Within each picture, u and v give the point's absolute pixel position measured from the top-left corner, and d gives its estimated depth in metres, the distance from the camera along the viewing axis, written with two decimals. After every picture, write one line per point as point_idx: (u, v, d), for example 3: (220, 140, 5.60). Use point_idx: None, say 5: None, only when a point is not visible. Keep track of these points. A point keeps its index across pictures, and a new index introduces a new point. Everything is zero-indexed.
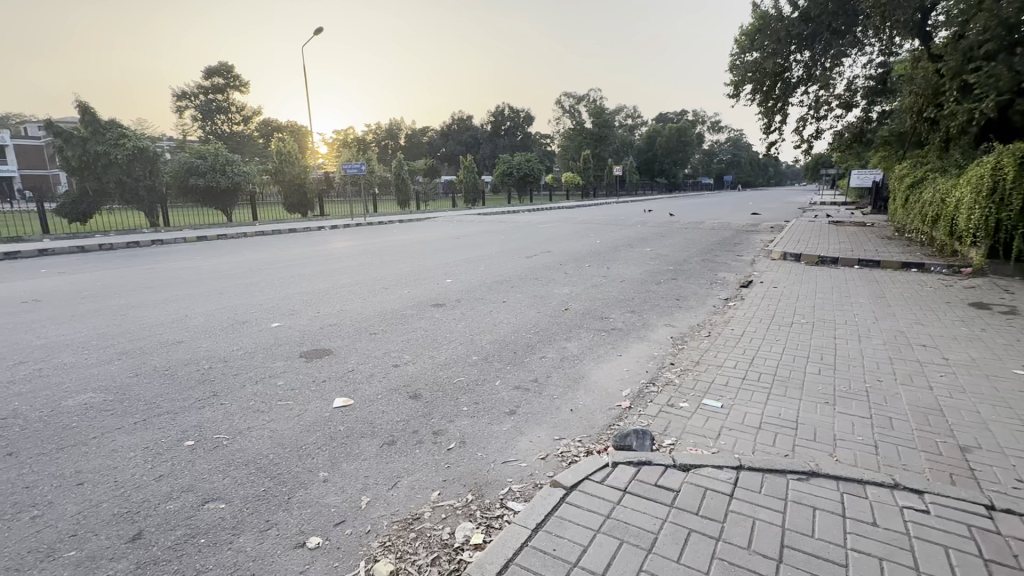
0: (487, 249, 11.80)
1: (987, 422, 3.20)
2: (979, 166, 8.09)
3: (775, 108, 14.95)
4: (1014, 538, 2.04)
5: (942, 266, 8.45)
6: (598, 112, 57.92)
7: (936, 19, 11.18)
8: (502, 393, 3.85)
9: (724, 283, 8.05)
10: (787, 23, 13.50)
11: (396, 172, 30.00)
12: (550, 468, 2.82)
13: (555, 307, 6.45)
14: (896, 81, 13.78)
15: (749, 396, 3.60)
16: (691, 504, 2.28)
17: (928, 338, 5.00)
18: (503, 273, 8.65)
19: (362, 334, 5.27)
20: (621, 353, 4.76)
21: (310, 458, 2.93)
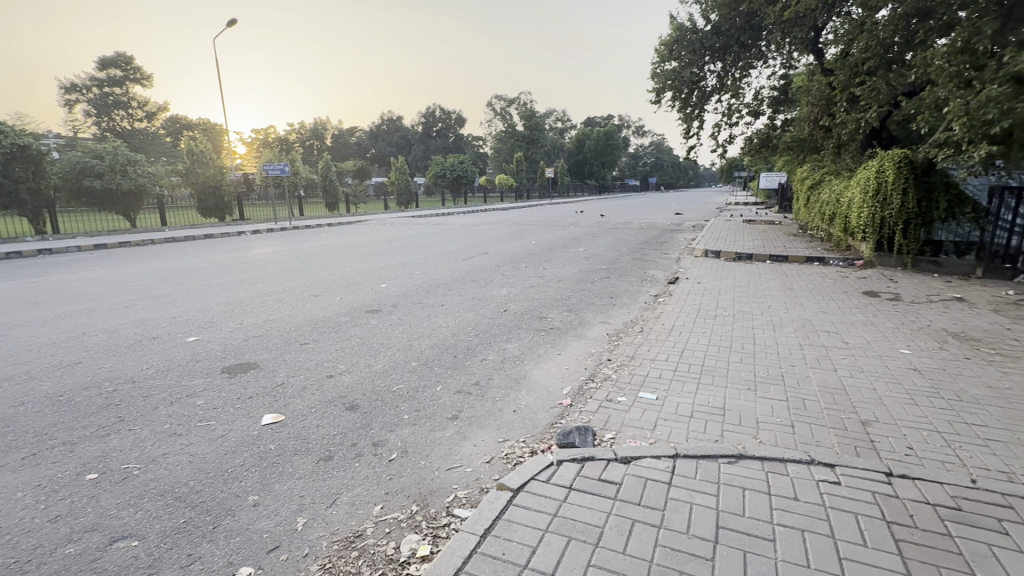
0: (422, 252, 11.57)
1: (882, 397, 3.58)
2: (866, 169, 9.03)
3: (693, 115, 15.84)
4: (909, 499, 2.30)
5: (839, 260, 9.40)
6: (530, 113, 58.81)
7: (827, 37, 12.35)
8: (443, 398, 3.79)
9: (654, 280, 8.44)
10: (701, 35, 14.44)
11: (324, 174, 28.79)
12: (495, 471, 2.80)
13: (494, 308, 6.45)
14: (795, 92, 15.09)
15: (681, 387, 3.80)
16: (633, 496, 2.35)
17: (830, 325, 5.54)
18: (441, 277, 8.53)
19: (292, 345, 4.98)
20: (560, 351, 4.85)
21: (238, 482, 2.71)
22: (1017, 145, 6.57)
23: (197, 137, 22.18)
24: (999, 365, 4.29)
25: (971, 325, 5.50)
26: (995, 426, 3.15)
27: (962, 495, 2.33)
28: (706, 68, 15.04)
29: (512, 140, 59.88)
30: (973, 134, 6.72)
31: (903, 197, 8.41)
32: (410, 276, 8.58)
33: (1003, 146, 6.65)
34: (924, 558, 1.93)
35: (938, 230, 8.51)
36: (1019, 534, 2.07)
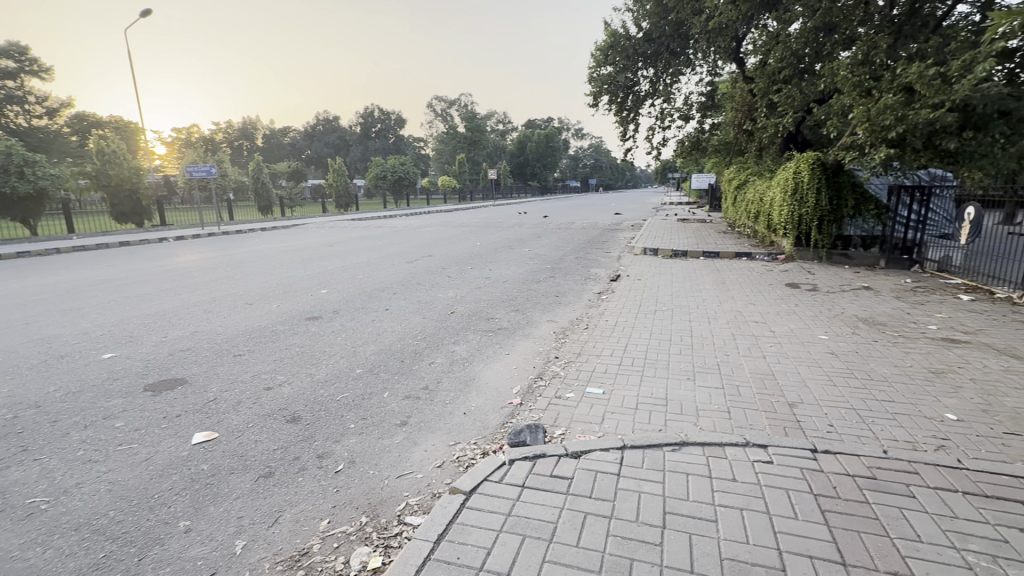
0: (365, 256, 11.23)
1: (806, 381, 3.87)
2: (785, 170, 9.74)
3: (629, 119, 16.42)
4: (832, 473, 2.50)
5: (765, 254, 10.07)
6: (470, 115, 58.83)
7: (747, 47, 13.20)
8: (391, 404, 3.70)
9: (597, 278, 8.67)
10: (634, 42, 15.03)
11: (255, 176, 27.32)
12: (447, 475, 2.77)
13: (440, 311, 6.38)
14: (721, 97, 16.02)
15: (626, 380, 3.93)
16: (584, 489, 2.40)
17: (759, 315, 5.93)
18: (384, 280, 8.32)
19: (225, 357, 4.68)
20: (509, 351, 4.88)
21: (167, 507, 2.50)
22: (910, 148, 7.32)
23: (107, 136, 20.34)
24: (901, 345, 4.76)
25: (877, 311, 6.08)
26: (901, 401, 3.49)
27: (876, 465, 2.57)
28: (639, 73, 15.65)
29: (454, 142, 59.56)
30: (874, 137, 7.40)
31: (817, 195, 9.13)
32: (352, 280, 8.32)
33: (898, 149, 7.37)
34: (848, 524, 2.10)
35: (848, 225, 9.34)
36: (924, 496, 2.30)
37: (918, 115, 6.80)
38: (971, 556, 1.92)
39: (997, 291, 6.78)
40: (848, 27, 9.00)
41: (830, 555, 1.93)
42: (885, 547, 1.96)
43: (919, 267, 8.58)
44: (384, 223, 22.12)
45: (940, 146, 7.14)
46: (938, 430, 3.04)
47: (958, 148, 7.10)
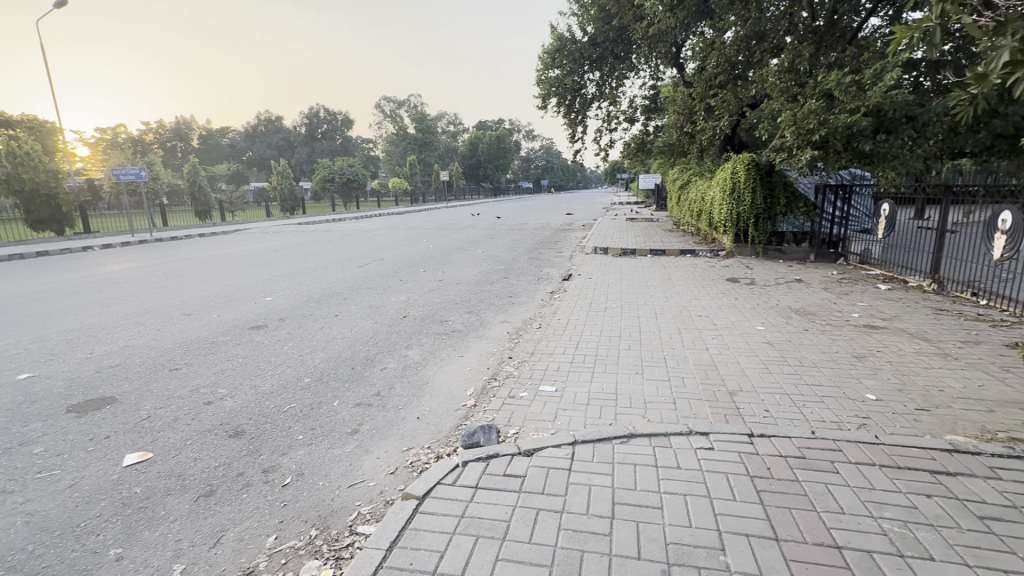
0: (312, 261, 10.87)
1: (745, 370, 4.10)
2: (724, 171, 10.26)
3: (577, 121, 16.73)
4: (766, 455, 2.66)
5: (707, 251, 10.55)
6: (420, 116, 58.13)
7: (686, 53, 13.78)
8: (341, 413, 3.61)
9: (549, 278, 8.79)
10: (580, 46, 15.36)
11: (191, 179, 25.80)
12: (401, 481, 2.74)
13: (392, 315, 6.28)
14: (663, 101, 16.64)
15: (577, 377, 4.02)
16: (537, 485, 2.44)
17: (702, 309, 6.21)
18: (334, 286, 8.10)
19: (160, 372, 4.41)
20: (463, 353, 4.87)
21: (95, 536, 2.33)
22: (832, 150, 7.86)
23: (18, 136, 18.62)
24: (829, 333, 5.13)
25: (807, 301, 6.52)
26: (828, 384, 3.77)
27: (805, 445, 2.76)
28: (586, 76, 16.00)
29: (404, 143, 58.62)
30: (800, 140, 7.88)
31: (753, 195, 9.67)
32: (298, 286, 8.04)
33: (822, 150, 7.91)
34: (780, 502, 2.25)
35: (781, 222, 9.96)
36: (846, 471, 2.50)
37: (838, 119, 7.32)
38: (886, 524, 2.10)
39: (910, 281, 7.45)
40: (776, 36, 9.57)
41: (765, 532, 2.06)
42: (812, 521, 2.12)
43: (844, 260, 9.30)
44: (333, 227, 21.44)
45: (858, 148, 7.74)
46: (860, 409, 3.30)
47: (873, 149, 7.74)
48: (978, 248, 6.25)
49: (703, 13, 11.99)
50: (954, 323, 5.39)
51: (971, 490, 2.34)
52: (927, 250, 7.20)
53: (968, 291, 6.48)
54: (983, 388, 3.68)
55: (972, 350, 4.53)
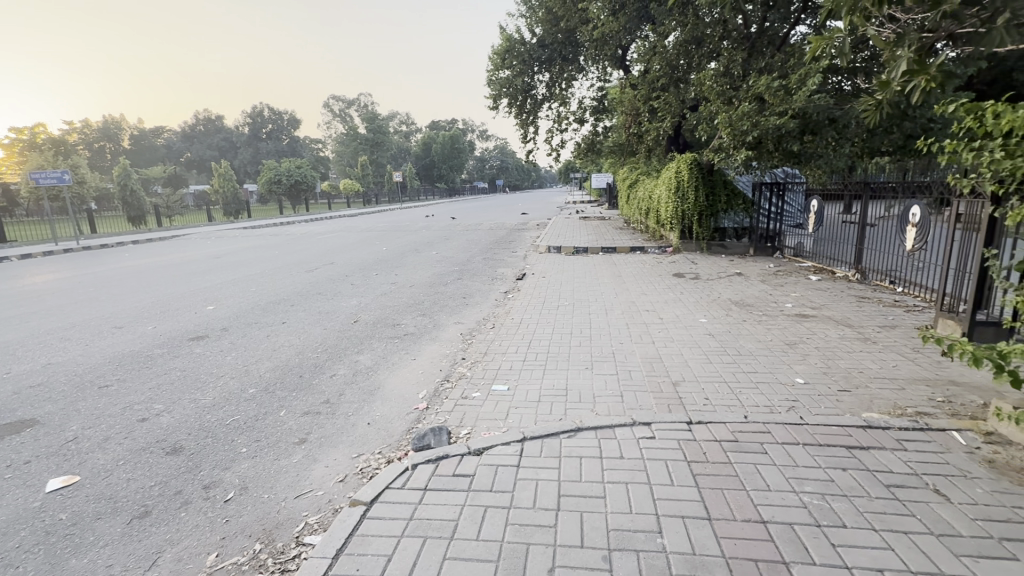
0: (258, 267, 10.45)
1: (688, 361, 4.30)
2: (668, 171, 10.66)
3: (529, 121, 16.82)
4: (703, 440, 2.82)
5: (656, 248, 10.94)
6: (370, 117, 57.08)
7: (631, 56, 14.21)
8: (288, 423, 3.52)
9: (503, 278, 8.84)
10: (529, 47, 15.51)
11: (121, 184, 24.15)
12: (350, 488, 2.71)
13: (343, 320, 6.15)
14: (610, 102, 17.06)
15: (529, 375, 4.08)
16: (485, 483, 2.48)
17: (650, 304, 6.44)
18: (281, 292, 7.83)
19: (88, 390, 4.13)
20: (415, 356, 4.84)
21: (13, 569, 2.18)
22: (764, 150, 8.35)
23: None
24: (764, 323, 5.45)
25: (747, 293, 6.89)
26: (762, 371, 4.01)
27: (738, 429, 2.93)
28: (536, 77, 16.15)
29: (355, 143, 57.31)
30: (735, 141, 8.30)
31: (696, 193, 10.10)
32: (243, 294, 7.72)
33: (755, 150, 8.37)
34: (713, 484, 2.39)
35: (723, 218, 10.45)
36: (773, 451, 2.68)
37: (769, 121, 7.80)
38: (806, 497, 2.28)
39: (838, 272, 8.01)
40: (712, 41, 9.97)
41: (699, 513, 2.19)
42: (742, 500, 2.27)
43: (780, 253, 9.90)
44: (281, 231, 20.65)
45: (787, 148, 8.28)
46: (790, 393, 3.54)
47: (801, 149, 8.28)
48: (894, 240, 6.80)
49: (645, 18, 12.39)
50: (874, 309, 5.86)
51: (881, 461, 2.57)
52: (851, 242, 7.79)
53: (886, 280, 7.03)
54: (896, 367, 4.04)
55: (889, 334, 4.95)
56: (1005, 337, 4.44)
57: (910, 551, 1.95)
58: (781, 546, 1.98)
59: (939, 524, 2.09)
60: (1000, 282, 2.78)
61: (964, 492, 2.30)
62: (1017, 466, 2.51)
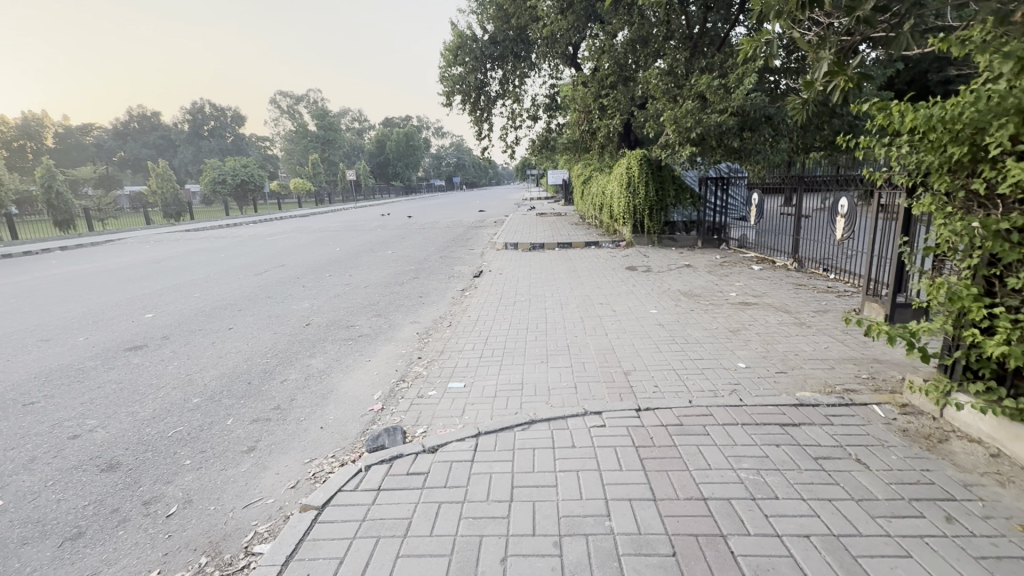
0: (201, 271, 9.95)
1: (639, 350, 4.45)
2: (620, 167, 10.94)
3: (483, 118, 16.76)
4: (651, 425, 2.94)
5: (610, 243, 11.19)
6: (320, 113, 55.40)
7: (581, 54, 14.44)
8: (235, 431, 3.39)
9: (460, 276, 8.81)
10: (481, 44, 15.47)
11: (44, 185, 22.31)
12: (302, 494, 2.66)
13: (294, 324, 5.96)
14: (563, 100, 17.26)
15: (485, 371, 4.11)
16: (439, 480, 2.50)
17: (603, 297, 6.60)
18: (227, 297, 7.50)
19: (11, 408, 3.84)
20: (370, 358, 4.76)
21: None
22: (707, 146, 8.70)
23: None
24: (710, 312, 5.70)
25: (695, 284, 7.18)
26: (707, 357, 4.21)
27: (683, 414, 3.07)
28: (488, 74, 16.11)
29: (305, 141, 55.47)
30: (680, 137, 8.59)
31: (646, 188, 10.42)
32: (185, 300, 7.34)
33: (699, 146, 8.72)
34: (659, 466, 2.51)
35: (673, 212, 10.80)
36: (714, 432, 2.83)
37: (711, 119, 8.18)
38: (742, 473, 2.42)
39: (777, 262, 8.47)
40: (658, 40, 10.35)
41: (646, 495, 2.29)
42: (685, 479, 2.38)
43: (726, 245, 10.37)
44: (226, 233, 19.72)
45: (728, 144, 8.68)
46: (732, 377, 3.74)
47: (741, 145, 8.68)
48: (826, 230, 7.25)
49: (593, 17, 12.61)
50: (810, 295, 6.24)
51: (810, 436, 2.77)
52: (789, 233, 8.25)
53: (821, 268, 7.49)
54: (828, 349, 4.33)
55: (822, 318, 5.29)
56: (920, 317, 4.84)
57: (834, 516, 2.11)
58: (720, 520, 2.10)
59: (859, 491, 2.27)
60: (913, 266, 3.01)
61: (882, 460, 2.51)
62: (926, 433, 2.77)
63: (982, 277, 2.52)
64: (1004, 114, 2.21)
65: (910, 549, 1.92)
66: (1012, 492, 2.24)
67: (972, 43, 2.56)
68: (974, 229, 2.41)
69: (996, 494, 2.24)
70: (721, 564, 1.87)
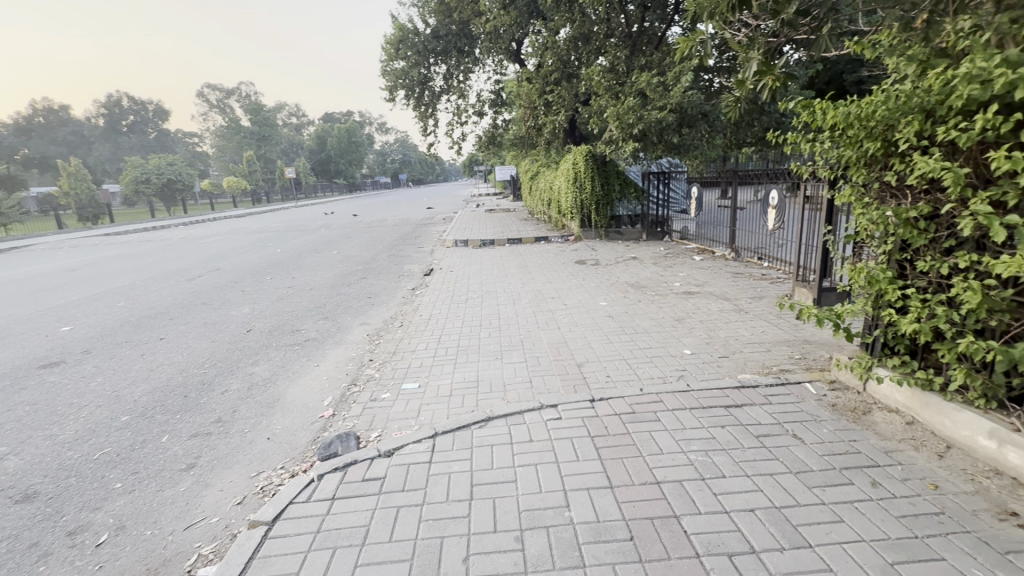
0: (126, 278, 9.20)
1: (592, 342, 4.54)
2: (567, 162, 11.10)
3: (428, 114, 16.47)
4: (605, 415, 3.01)
5: (559, 237, 11.35)
6: (254, 108, 52.53)
7: (525, 50, 14.50)
8: (172, 449, 3.17)
9: (410, 274, 8.65)
10: (423, 38, 15.17)
11: None
12: (250, 510, 2.52)
13: (234, 331, 5.64)
14: (508, 95, 17.27)
15: (440, 371, 4.06)
16: (397, 484, 2.45)
17: (555, 292, 6.69)
18: (157, 305, 6.98)
19: None
20: (318, 362, 4.59)
21: None
22: (649, 142, 8.99)
23: None
24: (657, 302, 5.91)
25: (641, 276, 7.42)
26: (655, 346, 4.36)
27: (635, 402, 3.17)
28: (432, 69, 15.83)
29: (239, 137, 52.47)
30: (624, 133, 8.84)
31: (592, 183, 10.63)
32: (108, 310, 6.76)
33: (642, 142, 8.99)
34: (614, 454, 2.57)
35: (618, 207, 11.09)
36: (665, 417, 2.94)
37: (651, 115, 8.47)
38: (692, 455, 2.54)
39: (717, 252, 8.91)
40: (599, 38, 10.57)
41: (603, 483, 2.34)
42: (639, 466, 2.46)
43: (669, 237, 10.78)
44: (153, 237, 18.31)
45: (668, 140, 9.01)
46: (679, 363, 3.90)
47: (680, 141, 9.04)
48: (759, 221, 7.69)
49: (535, 13, 12.67)
50: (747, 283, 6.60)
51: (751, 415, 2.94)
52: (726, 224, 8.67)
53: (756, 257, 7.94)
54: (764, 333, 4.60)
55: (758, 303, 5.62)
56: (844, 300, 5.25)
57: (776, 490, 2.25)
58: (672, 502, 2.19)
59: (796, 463, 2.44)
60: (836, 253, 3.24)
61: (815, 434, 2.70)
62: (853, 406, 3.01)
63: (896, 261, 2.75)
64: (911, 112, 2.41)
65: (842, 514, 2.08)
66: (925, 455, 2.49)
67: (881, 48, 2.76)
68: (889, 218, 2.62)
69: (911, 458, 2.47)
70: (676, 544, 1.95)
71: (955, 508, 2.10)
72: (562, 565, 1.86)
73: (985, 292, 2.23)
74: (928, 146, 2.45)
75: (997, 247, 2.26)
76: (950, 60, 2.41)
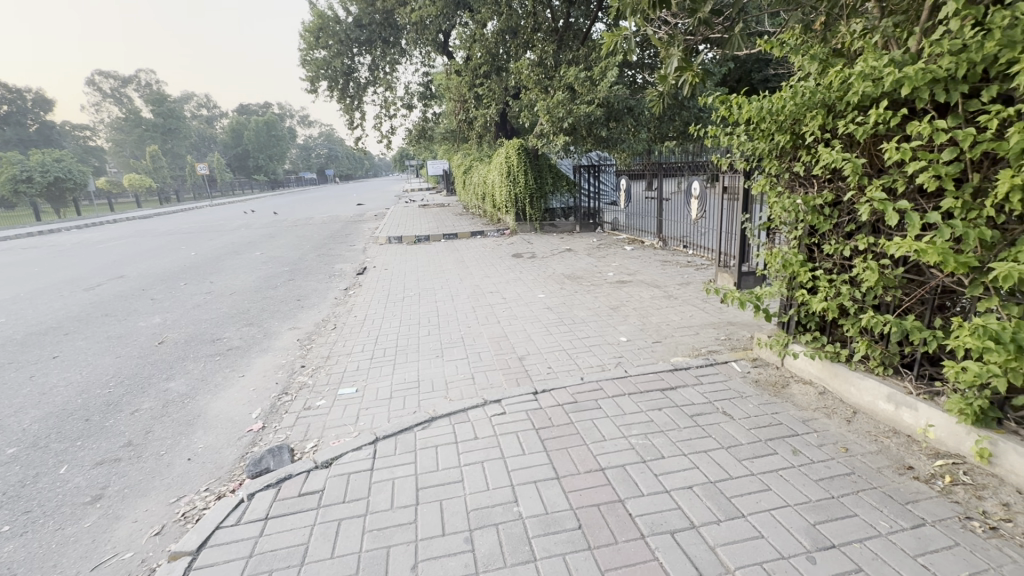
0: (5, 291, 8.06)
1: (531, 335, 4.57)
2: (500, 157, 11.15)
3: (353, 106, 15.78)
4: (549, 407, 3.04)
5: (495, 232, 11.35)
6: (157, 99, 47.95)
7: (453, 42, 14.28)
8: (74, 480, 2.82)
9: (342, 274, 8.28)
10: (345, 26, 14.50)
11: None
12: (171, 540, 2.29)
13: (143, 343, 5.12)
14: (437, 88, 16.96)
15: (379, 372, 3.92)
16: (337, 496, 2.32)
17: (493, 286, 6.67)
18: (47, 319, 6.18)
19: None
20: (244, 372, 4.28)
21: None
22: (578, 135, 9.19)
23: None
24: (593, 292, 6.07)
25: (576, 267, 7.57)
26: (593, 335, 4.47)
27: (577, 392, 3.22)
28: (356, 59, 15.19)
29: (139, 130, 47.58)
30: (554, 127, 8.97)
31: (526, 177, 10.73)
32: None
33: (571, 135, 9.17)
34: (559, 445, 2.60)
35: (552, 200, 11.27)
36: (605, 404, 3.02)
37: (580, 109, 8.65)
38: (633, 439, 2.62)
39: (646, 241, 9.30)
40: (527, 32, 10.61)
41: (550, 475, 2.35)
42: (583, 454, 2.51)
43: (601, 228, 11.11)
44: (38, 242, 16.19)
45: (597, 133, 9.23)
46: (616, 350, 4.02)
47: (608, 134, 9.31)
48: (683, 211, 8.11)
49: (462, 5, 12.50)
50: (675, 270, 6.94)
51: (685, 397, 3.08)
52: (653, 214, 9.07)
53: (682, 245, 8.37)
54: (692, 317, 4.86)
55: (686, 289, 5.92)
56: (760, 282, 5.67)
57: (710, 466, 2.37)
58: (617, 486, 2.25)
59: (727, 439, 2.59)
60: (753, 240, 3.46)
61: (743, 411, 2.88)
62: (773, 381, 3.25)
63: (805, 246, 2.98)
64: (814, 108, 2.60)
65: (769, 483, 2.23)
66: (836, 421, 2.73)
67: (787, 47, 2.96)
68: (799, 206, 2.83)
69: (825, 425, 2.70)
70: (622, 527, 2.00)
71: (863, 467, 2.32)
72: (513, 561, 1.85)
73: (881, 271, 2.47)
74: (829, 139, 2.65)
75: (889, 230, 2.50)
76: (845, 60, 2.62)
